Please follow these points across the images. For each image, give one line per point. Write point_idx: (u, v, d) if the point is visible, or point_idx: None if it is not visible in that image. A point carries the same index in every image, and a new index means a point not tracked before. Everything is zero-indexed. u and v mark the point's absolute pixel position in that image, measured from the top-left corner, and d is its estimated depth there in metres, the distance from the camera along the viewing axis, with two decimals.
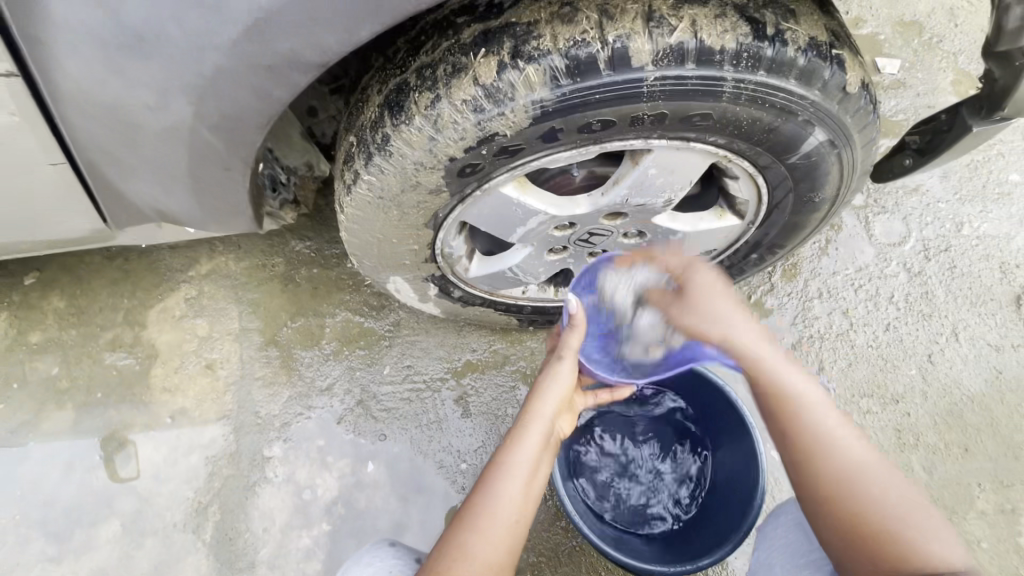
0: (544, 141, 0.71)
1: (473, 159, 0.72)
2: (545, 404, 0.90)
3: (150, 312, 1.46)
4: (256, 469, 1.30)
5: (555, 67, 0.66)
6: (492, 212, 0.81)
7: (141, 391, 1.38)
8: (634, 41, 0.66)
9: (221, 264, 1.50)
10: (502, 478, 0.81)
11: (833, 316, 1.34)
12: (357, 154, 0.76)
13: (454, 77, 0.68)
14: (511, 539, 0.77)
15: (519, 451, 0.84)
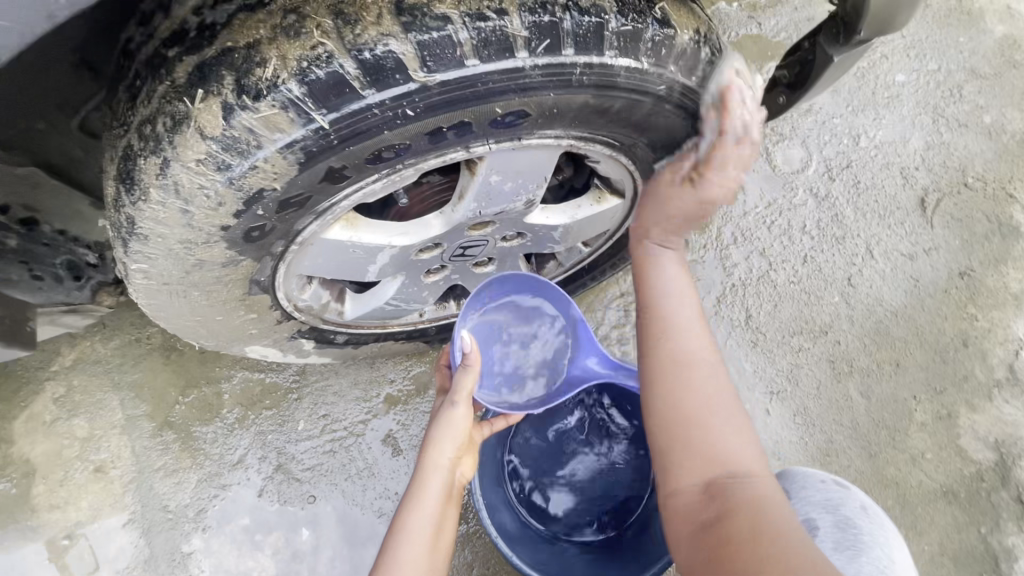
0: (337, 179, 0.60)
1: (254, 222, 0.60)
2: (443, 462, 0.81)
3: (15, 424, 1.26)
4: (179, 569, 1.16)
5: (295, 98, 0.54)
6: (330, 258, 0.69)
7: (25, 515, 1.20)
8: (390, 47, 0.54)
9: (88, 349, 1.31)
10: (401, 559, 0.74)
11: (751, 259, 1.30)
12: (116, 240, 0.63)
13: (176, 132, 0.56)
14: None
15: (416, 521, 0.76)
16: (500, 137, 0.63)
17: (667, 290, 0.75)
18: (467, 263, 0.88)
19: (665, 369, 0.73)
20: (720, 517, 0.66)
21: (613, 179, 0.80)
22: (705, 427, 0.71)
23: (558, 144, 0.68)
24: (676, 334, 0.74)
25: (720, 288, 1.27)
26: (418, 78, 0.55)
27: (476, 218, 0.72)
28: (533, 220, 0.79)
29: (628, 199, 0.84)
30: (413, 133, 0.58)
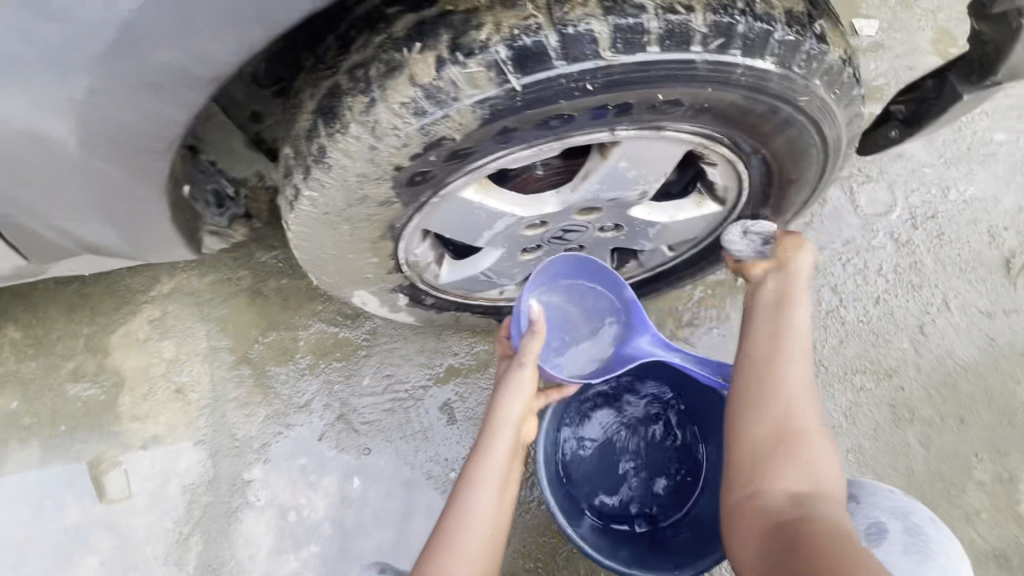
0: (487, 145, 0.67)
1: (422, 167, 0.67)
2: (511, 419, 0.85)
3: (112, 337, 1.39)
4: (237, 494, 1.24)
5: (500, 59, 0.61)
6: (454, 218, 0.76)
7: (110, 420, 1.32)
8: (590, 26, 0.61)
9: (185, 281, 1.43)
10: (475, 506, 0.79)
11: (822, 292, 1.30)
12: (295, 168, 0.71)
13: (389, 77, 0.64)
14: (488, 554, 0.78)
15: (489, 474, 0.81)
16: (646, 124, 0.69)
17: (793, 320, 0.83)
18: (559, 247, 0.93)
19: (780, 388, 0.80)
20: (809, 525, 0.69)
21: (719, 185, 0.84)
22: (804, 449, 0.77)
23: (691, 140, 0.73)
24: (796, 360, 0.82)
25: None
26: (606, 56, 0.62)
27: (591, 200, 0.77)
28: (635, 214, 0.84)
29: (728, 208, 0.88)
30: (582, 107, 0.65)
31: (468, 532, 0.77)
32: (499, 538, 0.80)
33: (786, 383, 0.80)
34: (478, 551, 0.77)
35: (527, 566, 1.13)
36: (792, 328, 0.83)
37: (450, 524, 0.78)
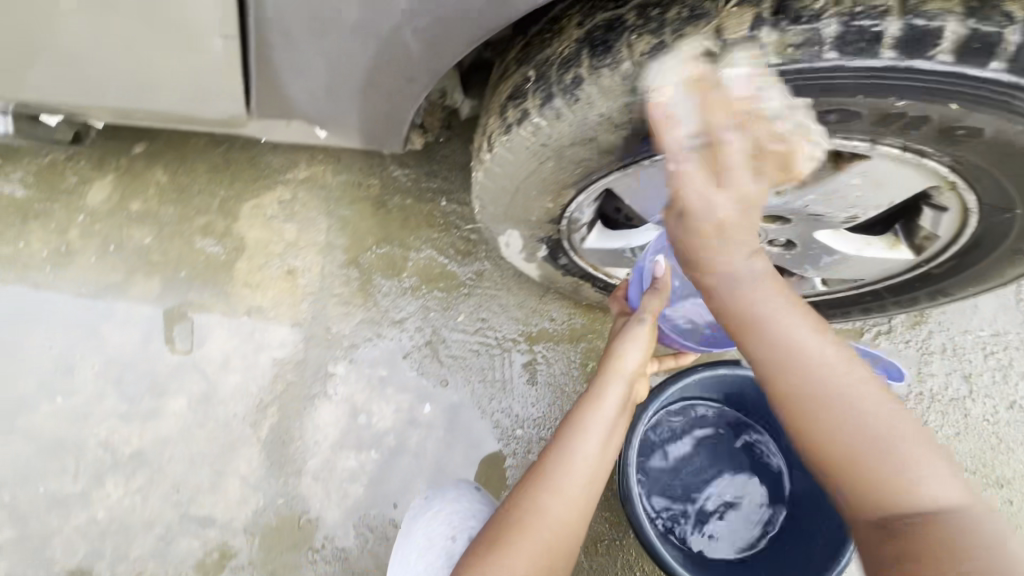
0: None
1: None
2: (623, 373, 0.84)
3: (244, 207, 1.47)
4: (318, 382, 1.31)
5: (827, 34, 0.60)
6: (648, 183, 0.78)
7: (224, 280, 1.41)
8: (937, 23, 0.58)
9: (319, 174, 1.49)
10: (580, 451, 0.78)
11: (952, 377, 1.21)
12: (533, 91, 0.75)
13: (687, 24, 0.66)
14: (585, 499, 0.76)
15: (597, 421, 0.80)
16: (916, 147, 0.67)
17: (770, 317, 0.58)
18: None
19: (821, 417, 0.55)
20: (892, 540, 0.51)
21: (925, 232, 0.80)
22: (881, 463, 0.53)
23: (941, 176, 0.71)
24: (762, 324, 0.58)
25: (907, 389, 1.20)
26: (939, 61, 0.60)
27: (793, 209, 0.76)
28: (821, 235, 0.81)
29: (919, 261, 0.84)
30: (875, 108, 0.64)
31: (571, 472, 0.77)
32: (598, 488, 0.78)
33: (801, 418, 0.56)
34: (577, 493, 0.76)
35: None
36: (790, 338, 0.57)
37: (553, 461, 0.78)
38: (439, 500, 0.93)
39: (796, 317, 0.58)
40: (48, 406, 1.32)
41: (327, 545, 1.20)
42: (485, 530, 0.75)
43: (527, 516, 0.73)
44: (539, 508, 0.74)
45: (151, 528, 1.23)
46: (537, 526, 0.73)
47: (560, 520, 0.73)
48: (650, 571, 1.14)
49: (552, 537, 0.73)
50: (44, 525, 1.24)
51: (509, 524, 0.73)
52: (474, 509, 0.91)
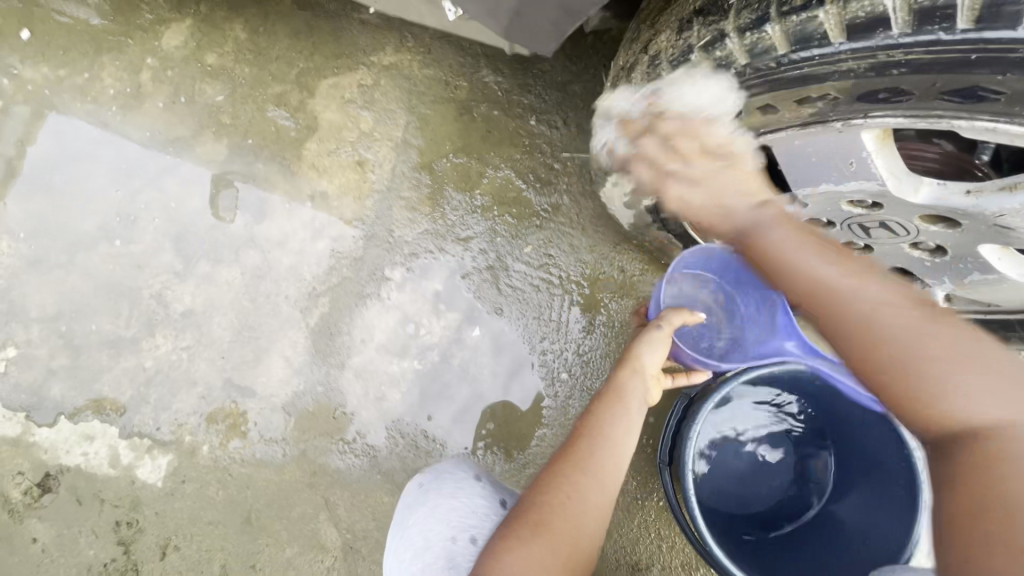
0: (962, 100, 0.56)
1: (902, 86, 0.58)
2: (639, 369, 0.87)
3: (321, 83, 1.37)
4: (372, 283, 1.28)
5: None
6: (815, 152, 0.69)
7: (292, 157, 1.35)
8: None
9: (405, 63, 1.37)
10: (609, 435, 0.80)
11: None
12: (738, 12, 0.65)
13: None
14: (615, 481, 0.78)
15: (622, 407, 0.83)
16: None
17: (812, 269, 0.74)
18: (844, 237, 0.82)
19: (868, 342, 0.70)
20: (969, 508, 0.61)
21: None
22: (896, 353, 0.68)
23: None
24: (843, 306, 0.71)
25: None
26: None
27: (977, 217, 0.64)
28: (987, 251, 0.70)
29: None
30: None
31: (601, 457, 0.78)
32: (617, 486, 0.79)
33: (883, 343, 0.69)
34: (601, 482, 0.77)
35: None
36: (811, 273, 0.74)
37: (586, 448, 0.78)
38: (437, 495, 0.89)
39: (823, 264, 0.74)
40: (107, 248, 1.32)
41: (358, 440, 1.23)
42: (520, 511, 0.75)
43: (567, 498, 0.74)
44: (575, 491, 0.75)
45: (194, 387, 1.27)
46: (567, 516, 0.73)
47: (589, 508, 0.75)
48: (664, 535, 1.15)
49: (581, 522, 0.74)
50: (96, 361, 1.28)
51: (546, 504, 0.74)
52: (471, 511, 0.85)
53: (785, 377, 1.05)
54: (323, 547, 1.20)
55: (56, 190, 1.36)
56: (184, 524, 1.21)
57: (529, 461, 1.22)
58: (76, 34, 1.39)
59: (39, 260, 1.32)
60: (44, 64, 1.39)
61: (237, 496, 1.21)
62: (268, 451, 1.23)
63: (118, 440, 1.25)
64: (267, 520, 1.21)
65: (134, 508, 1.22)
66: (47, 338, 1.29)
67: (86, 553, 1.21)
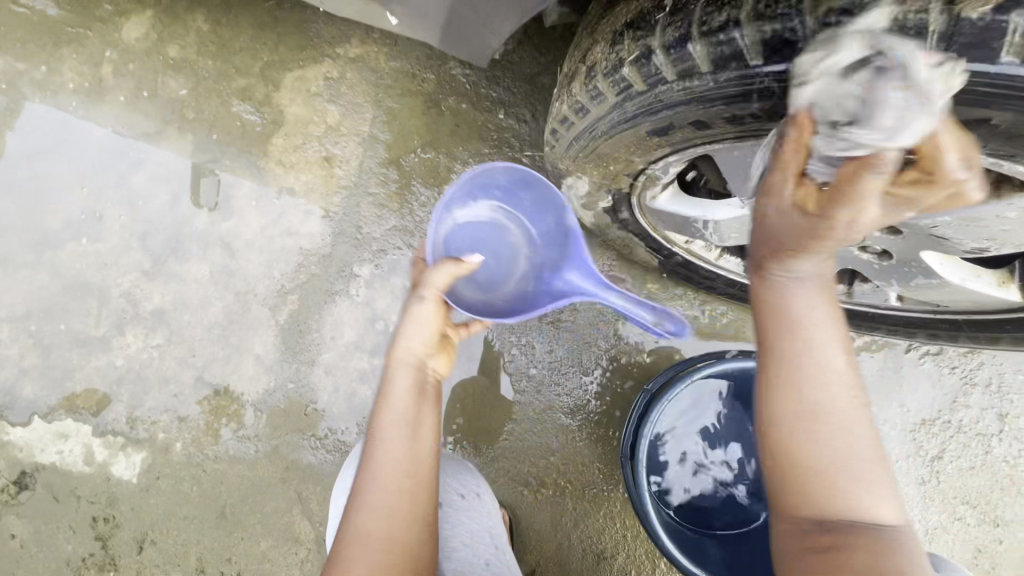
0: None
1: None
2: (410, 353, 0.78)
3: (287, 76, 1.35)
4: (341, 280, 1.28)
5: None
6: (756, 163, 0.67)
7: (259, 153, 1.33)
8: None
9: (371, 55, 1.35)
10: (387, 457, 0.73)
11: (986, 413, 1.15)
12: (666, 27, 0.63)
13: None
14: (410, 499, 0.71)
15: (394, 419, 0.75)
16: None
17: (805, 319, 0.62)
18: None
19: (831, 425, 0.60)
20: (830, 546, 0.55)
21: None
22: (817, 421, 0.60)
23: None
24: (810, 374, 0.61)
25: (933, 414, 1.16)
26: None
27: (915, 225, 0.66)
28: (929, 256, 0.72)
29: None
30: None
31: (384, 487, 0.71)
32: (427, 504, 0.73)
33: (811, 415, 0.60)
34: (390, 519, 0.70)
35: (559, 482, 1.19)
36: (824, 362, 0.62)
37: (367, 474, 0.73)
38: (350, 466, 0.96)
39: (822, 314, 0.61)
40: (74, 246, 1.31)
41: (330, 435, 1.25)
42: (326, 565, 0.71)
43: (354, 545, 0.69)
44: (364, 534, 0.69)
45: (166, 384, 1.27)
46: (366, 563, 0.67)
47: (377, 552, 0.68)
48: (629, 526, 1.18)
49: (387, 563, 0.68)
50: (67, 360, 1.28)
51: (340, 551, 0.70)
52: None
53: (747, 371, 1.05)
54: (297, 540, 1.22)
55: (19, 188, 1.34)
56: (160, 519, 1.23)
57: (499, 454, 1.20)
58: (34, 26, 1.36)
59: (6, 259, 1.31)
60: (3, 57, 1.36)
61: (211, 491, 1.23)
62: (242, 447, 1.25)
63: (92, 438, 1.26)
64: (242, 515, 1.23)
65: (110, 504, 1.24)
66: (18, 338, 1.29)
67: (64, 548, 1.23)
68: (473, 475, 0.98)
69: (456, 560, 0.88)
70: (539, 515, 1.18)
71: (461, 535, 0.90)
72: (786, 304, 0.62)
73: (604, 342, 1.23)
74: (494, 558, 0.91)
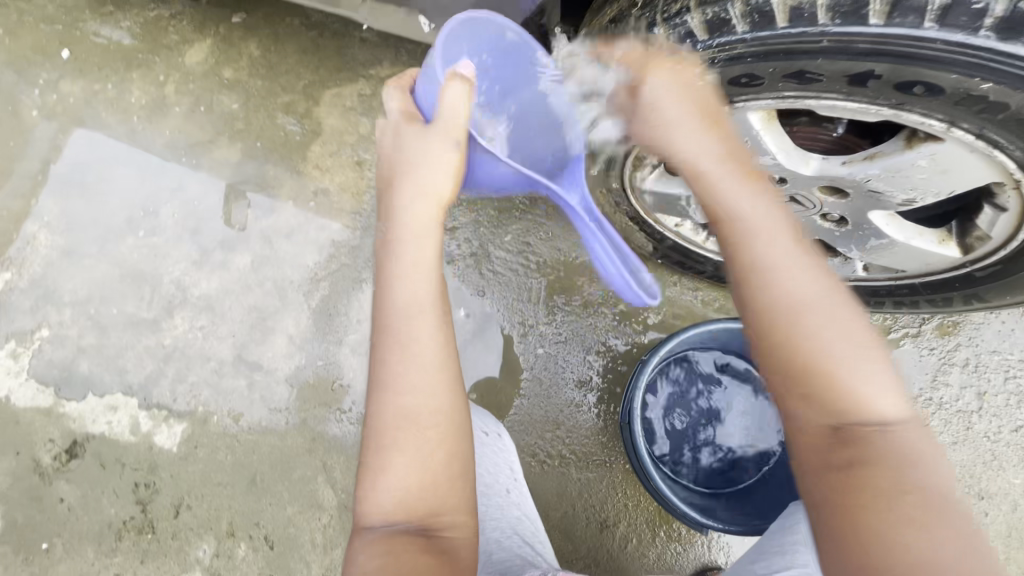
0: (798, 82, 0.73)
1: (756, 71, 0.74)
2: (422, 213, 0.80)
3: (325, 93, 1.54)
4: (368, 269, 1.43)
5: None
6: None
7: (298, 158, 1.51)
8: None
9: (400, 75, 1.54)
10: (417, 338, 0.72)
11: (965, 392, 1.23)
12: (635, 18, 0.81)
13: None
14: (442, 385, 0.75)
15: (416, 289, 0.75)
16: (991, 136, 0.71)
17: (764, 253, 0.68)
18: None
19: (841, 333, 0.64)
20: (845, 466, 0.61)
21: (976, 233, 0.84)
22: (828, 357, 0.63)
23: (1005, 173, 0.75)
24: (797, 304, 0.65)
25: (915, 393, 1.24)
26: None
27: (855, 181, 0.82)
28: (873, 217, 0.87)
29: (966, 261, 0.87)
30: (957, 89, 0.68)
31: (404, 389, 0.71)
32: (449, 345, 0.74)
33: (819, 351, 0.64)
34: (432, 404, 0.72)
35: (564, 453, 1.28)
36: (791, 278, 0.66)
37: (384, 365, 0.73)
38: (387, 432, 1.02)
39: (777, 243, 0.67)
40: (133, 239, 1.48)
41: (353, 409, 1.36)
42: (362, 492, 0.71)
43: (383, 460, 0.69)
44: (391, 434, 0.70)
45: (207, 362, 1.40)
46: (396, 425, 0.70)
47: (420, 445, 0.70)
48: (629, 496, 1.25)
49: (420, 422, 0.70)
50: (120, 339, 1.43)
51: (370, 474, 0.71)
52: None
53: (732, 340, 1.15)
54: (320, 507, 1.32)
55: (87, 189, 1.52)
56: (196, 485, 1.34)
57: (510, 426, 1.30)
58: (110, 53, 1.57)
59: (72, 250, 1.48)
60: (81, 79, 1.56)
61: (244, 459, 1.34)
62: (273, 419, 1.36)
63: (139, 410, 1.38)
64: (270, 481, 1.33)
65: (151, 471, 1.35)
66: (78, 320, 1.44)
67: (107, 511, 1.33)
68: (491, 421, 1.06)
69: (485, 488, 0.93)
70: (545, 484, 1.26)
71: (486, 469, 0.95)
72: (716, 189, 0.71)
73: (605, 324, 1.34)
74: (513, 487, 0.99)
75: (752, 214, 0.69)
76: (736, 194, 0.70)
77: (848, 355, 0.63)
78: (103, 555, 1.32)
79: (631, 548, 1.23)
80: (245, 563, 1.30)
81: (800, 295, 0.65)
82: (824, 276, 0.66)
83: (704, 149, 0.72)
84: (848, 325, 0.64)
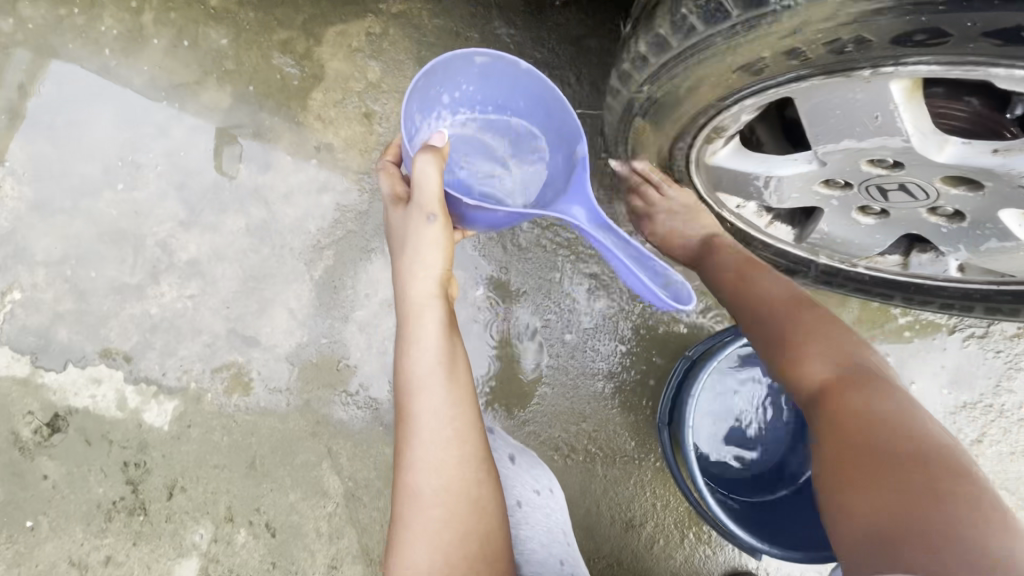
0: (995, 43, 0.64)
1: (947, 25, 0.63)
2: (422, 298, 0.84)
3: (328, 30, 1.33)
4: (378, 238, 1.29)
5: None
6: (853, 103, 0.73)
7: (298, 107, 1.32)
8: None
9: (415, 12, 1.33)
10: (428, 405, 0.80)
11: None
12: None
13: None
14: (455, 437, 0.80)
15: (422, 362, 0.82)
16: None
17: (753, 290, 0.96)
18: (858, 201, 0.87)
19: (827, 349, 0.86)
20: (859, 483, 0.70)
21: None
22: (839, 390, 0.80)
23: None
24: (778, 334, 0.90)
25: (976, 398, 1.14)
26: None
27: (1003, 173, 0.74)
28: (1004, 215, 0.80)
29: None
30: None
31: (420, 451, 0.79)
32: (456, 423, 0.80)
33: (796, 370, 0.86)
34: (451, 454, 0.79)
35: (591, 448, 1.18)
36: (768, 300, 0.94)
37: (404, 434, 0.81)
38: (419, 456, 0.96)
39: (775, 285, 0.95)
40: (111, 193, 1.31)
41: (361, 392, 1.25)
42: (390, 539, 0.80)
43: (411, 513, 0.78)
44: (415, 489, 0.78)
45: (199, 335, 1.27)
46: (421, 494, 0.78)
47: (441, 491, 0.78)
48: (657, 495, 1.17)
49: (433, 496, 0.78)
50: (101, 305, 1.29)
51: (400, 524, 0.78)
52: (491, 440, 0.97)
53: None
54: (324, 494, 1.23)
55: (57, 134, 1.33)
56: (190, 467, 1.24)
57: (530, 418, 1.19)
58: None
59: (42, 203, 1.31)
60: (43, 1, 1.34)
61: (242, 442, 1.24)
62: (272, 399, 1.25)
63: (125, 384, 1.27)
64: (271, 466, 1.23)
65: (141, 450, 1.25)
66: (54, 282, 1.29)
67: (95, 491, 1.24)
68: (544, 473, 1.02)
69: (534, 561, 0.88)
70: (569, 480, 1.18)
71: (539, 533, 0.91)
72: (719, 259, 1.01)
73: (641, 311, 1.22)
74: (567, 556, 0.91)
75: (752, 283, 0.97)
76: (730, 265, 1.00)
77: (868, 402, 0.77)
78: (92, 536, 1.23)
79: (656, 550, 1.16)
80: (245, 550, 1.22)
81: (778, 306, 0.93)
82: (797, 303, 0.93)
83: (707, 226, 1.05)
84: (837, 349, 0.86)
